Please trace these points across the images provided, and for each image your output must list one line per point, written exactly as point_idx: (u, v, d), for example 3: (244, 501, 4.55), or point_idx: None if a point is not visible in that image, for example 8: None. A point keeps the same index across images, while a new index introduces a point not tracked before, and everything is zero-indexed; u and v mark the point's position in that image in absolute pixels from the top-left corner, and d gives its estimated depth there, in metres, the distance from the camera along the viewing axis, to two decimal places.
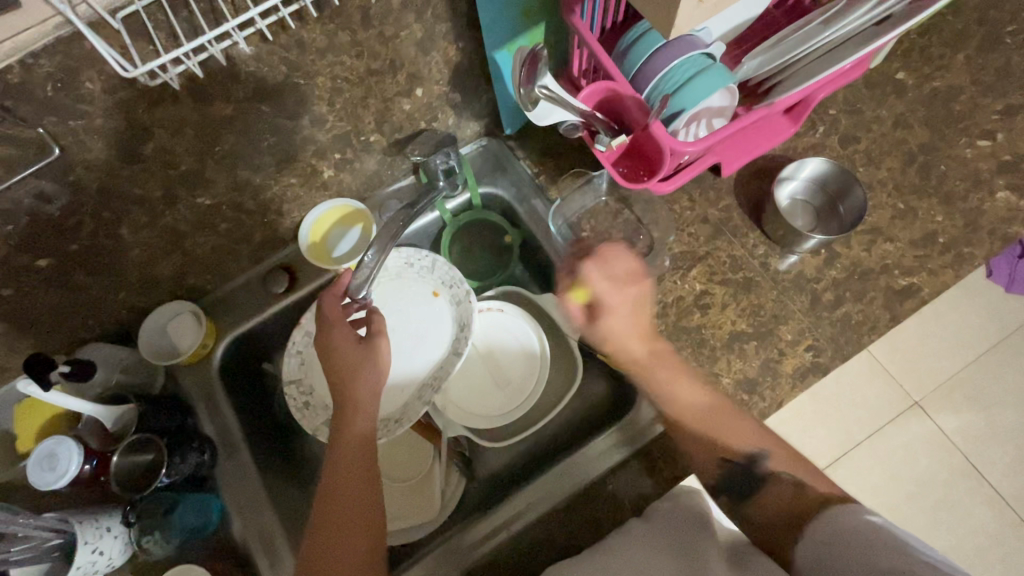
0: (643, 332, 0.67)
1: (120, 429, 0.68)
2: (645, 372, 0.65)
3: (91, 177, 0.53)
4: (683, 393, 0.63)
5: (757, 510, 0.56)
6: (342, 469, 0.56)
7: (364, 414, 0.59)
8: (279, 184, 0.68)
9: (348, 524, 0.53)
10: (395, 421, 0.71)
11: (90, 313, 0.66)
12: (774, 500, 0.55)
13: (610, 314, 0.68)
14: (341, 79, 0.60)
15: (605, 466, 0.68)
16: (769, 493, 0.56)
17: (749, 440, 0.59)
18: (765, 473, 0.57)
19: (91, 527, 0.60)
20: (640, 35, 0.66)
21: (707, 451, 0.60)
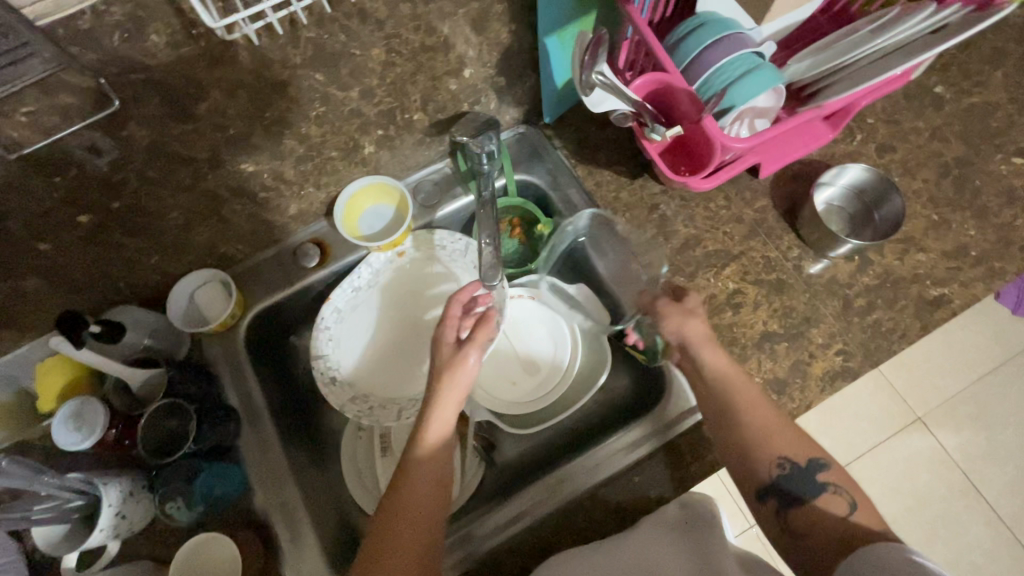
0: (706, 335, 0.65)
1: (148, 393, 0.67)
2: (719, 366, 0.63)
3: (142, 134, 0.53)
4: (756, 397, 0.61)
5: (801, 519, 0.56)
6: (411, 478, 0.55)
7: (444, 421, 0.58)
8: (321, 156, 0.67)
9: (409, 523, 0.53)
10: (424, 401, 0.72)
11: (122, 276, 0.66)
12: (825, 512, 0.55)
13: (682, 316, 0.67)
14: (395, 53, 0.60)
15: (631, 458, 0.68)
16: (822, 499, 0.56)
17: (813, 449, 0.59)
18: (822, 482, 0.57)
19: (114, 490, 0.59)
20: (692, 29, 0.66)
21: (768, 452, 0.58)
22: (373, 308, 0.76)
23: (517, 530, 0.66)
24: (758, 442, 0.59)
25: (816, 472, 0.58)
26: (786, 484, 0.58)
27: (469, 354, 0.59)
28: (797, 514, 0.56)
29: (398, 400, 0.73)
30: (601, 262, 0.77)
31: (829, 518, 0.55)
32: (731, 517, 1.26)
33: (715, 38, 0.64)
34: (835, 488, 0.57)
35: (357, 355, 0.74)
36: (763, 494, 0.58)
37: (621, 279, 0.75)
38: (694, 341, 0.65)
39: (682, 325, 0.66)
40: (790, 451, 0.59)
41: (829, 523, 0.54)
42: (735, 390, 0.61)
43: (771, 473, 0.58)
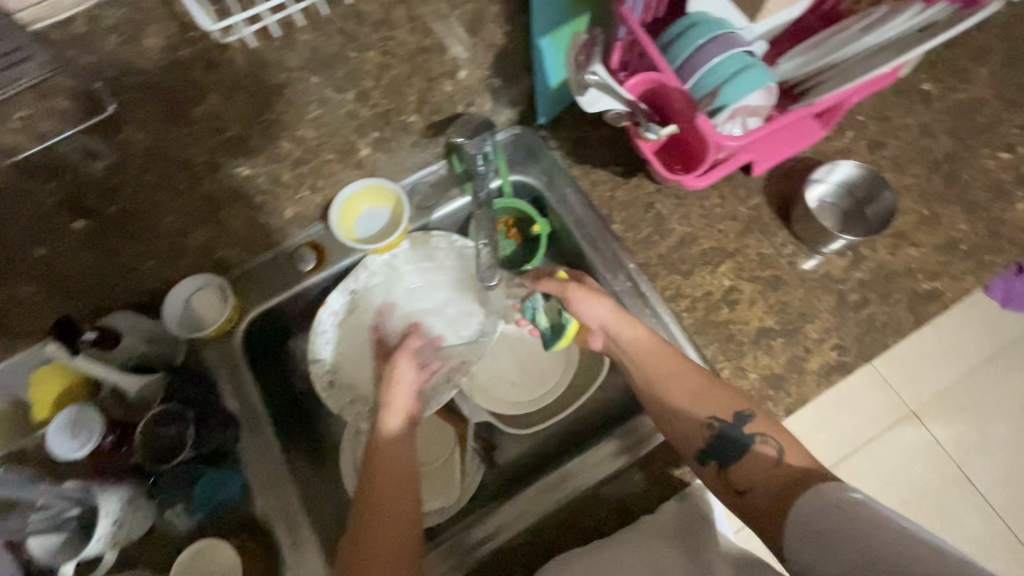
0: (616, 312, 0.66)
1: (144, 399, 0.66)
2: (634, 346, 0.65)
3: (139, 138, 0.52)
4: (678, 362, 0.63)
5: (744, 475, 0.57)
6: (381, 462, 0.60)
7: (399, 410, 0.64)
8: (317, 159, 0.67)
9: (387, 502, 0.57)
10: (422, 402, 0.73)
11: (118, 282, 0.65)
12: (758, 466, 0.57)
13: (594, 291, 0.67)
14: (391, 55, 0.60)
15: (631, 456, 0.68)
16: (753, 454, 0.58)
17: (737, 405, 0.60)
18: (749, 435, 0.59)
19: (112, 498, 0.59)
20: (685, 29, 0.67)
21: (693, 420, 0.60)
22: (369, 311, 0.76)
23: (520, 531, 0.66)
24: (678, 414, 0.61)
25: (744, 428, 0.59)
26: (719, 444, 0.59)
27: (403, 363, 0.67)
28: (736, 475, 0.58)
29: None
30: (598, 261, 0.77)
31: (763, 469, 0.57)
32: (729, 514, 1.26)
33: (707, 37, 0.65)
34: (765, 438, 0.58)
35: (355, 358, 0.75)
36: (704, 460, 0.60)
37: (618, 278, 0.75)
38: (610, 321, 0.67)
39: (586, 303, 0.67)
40: (715, 412, 0.60)
41: (761, 476, 0.56)
42: (650, 364, 0.64)
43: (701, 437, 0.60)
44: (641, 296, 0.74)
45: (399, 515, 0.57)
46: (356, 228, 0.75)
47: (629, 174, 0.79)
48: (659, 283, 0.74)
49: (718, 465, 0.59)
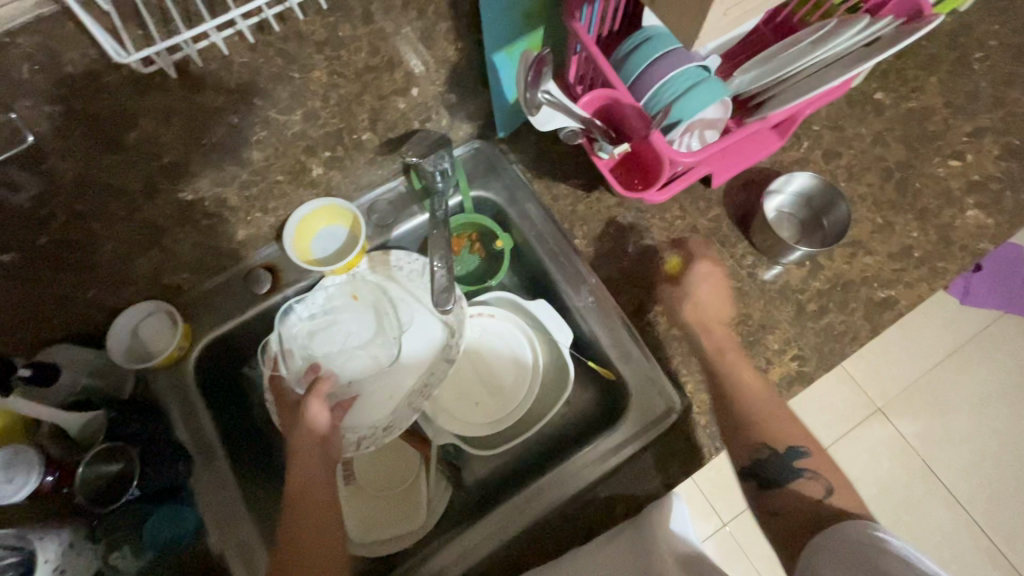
0: (686, 327, 0.69)
1: (85, 438, 0.64)
2: (734, 369, 0.66)
3: (67, 167, 0.50)
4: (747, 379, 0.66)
5: (779, 499, 0.60)
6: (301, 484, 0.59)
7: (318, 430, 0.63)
8: (266, 180, 0.65)
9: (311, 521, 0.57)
10: (383, 429, 0.71)
11: (56, 313, 0.62)
12: (797, 495, 0.59)
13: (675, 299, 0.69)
14: (338, 74, 0.59)
15: (592, 474, 0.68)
16: (796, 483, 0.60)
17: (797, 434, 0.63)
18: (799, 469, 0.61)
19: (52, 544, 0.55)
20: (639, 43, 0.67)
21: (750, 435, 0.63)
22: (327, 334, 0.73)
23: (484, 555, 0.65)
24: (736, 427, 0.64)
25: (794, 461, 0.62)
26: (765, 465, 0.62)
27: (313, 407, 0.64)
28: (779, 500, 0.60)
29: (360, 429, 0.71)
30: (560, 275, 0.76)
31: (798, 497, 0.59)
32: (704, 517, 1.27)
33: (660, 53, 0.65)
34: (813, 472, 0.61)
35: None
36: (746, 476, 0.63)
37: (581, 293, 0.75)
38: (696, 323, 0.69)
39: (694, 291, 0.70)
40: (766, 436, 0.63)
41: (799, 502, 0.59)
42: (728, 378, 0.65)
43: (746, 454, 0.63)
44: (604, 311, 0.74)
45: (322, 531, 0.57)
46: (314, 244, 0.74)
47: (590, 187, 0.78)
48: (622, 297, 0.74)
49: (758, 484, 0.62)
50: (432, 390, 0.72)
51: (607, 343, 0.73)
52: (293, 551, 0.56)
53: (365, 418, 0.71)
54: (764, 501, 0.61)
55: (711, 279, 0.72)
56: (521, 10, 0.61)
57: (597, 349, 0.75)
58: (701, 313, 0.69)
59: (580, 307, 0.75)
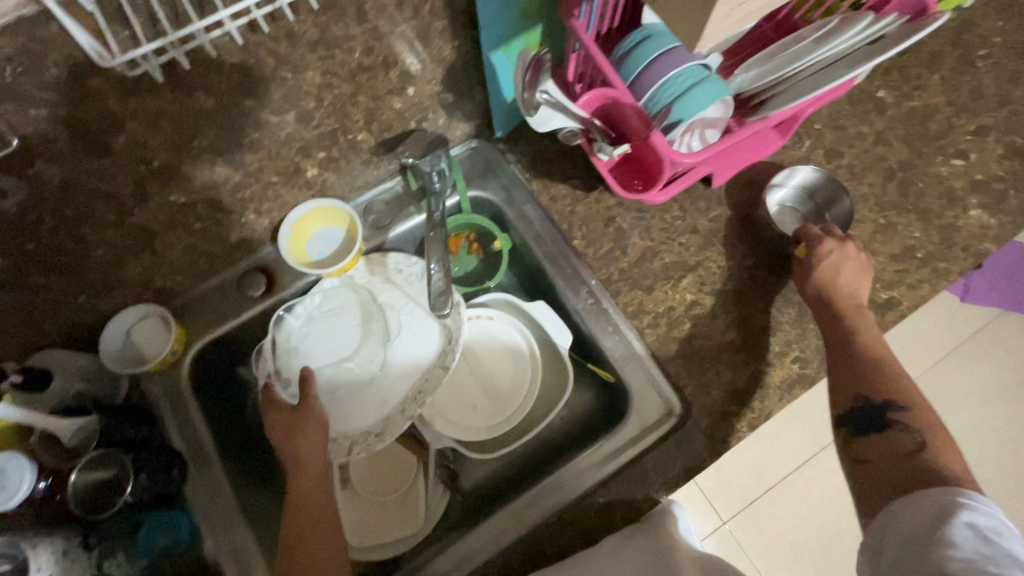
0: (860, 304, 0.68)
1: (78, 445, 0.61)
2: (858, 338, 0.66)
3: (53, 171, 0.49)
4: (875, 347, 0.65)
5: (870, 447, 0.61)
6: (300, 468, 0.61)
7: (317, 417, 0.64)
8: (259, 181, 0.64)
9: (310, 504, 0.59)
10: (375, 435, 0.70)
11: (47, 318, 0.61)
12: (887, 449, 0.60)
13: (836, 267, 0.67)
14: (332, 75, 0.57)
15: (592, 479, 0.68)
16: (891, 437, 0.61)
17: (914, 400, 0.62)
18: (896, 422, 0.61)
19: (44, 552, 0.54)
20: (638, 42, 0.66)
21: (852, 388, 0.64)
22: (324, 337, 0.72)
23: (481, 560, 0.65)
24: (843, 380, 0.65)
25: (890, 415, 0.61)
26: (867, 415, 0.63)
27: (312, 405, 0.64)
28: (864, 444, 0.62)
29: (351, 434, 0.70)
30: (559, 276, 0.75)
31: (893, 452, 0.60)
32: (704, 515, 1.26)
33: (662, 51, 0.63)
34: (915, 433, 0.60)
35: None
36: (841, 424, 0.64)
37: (580, 295, 0.74)
38: (827, 291, 0.67)
39: (840, 272, 0.67)
40: (871, 390, 0.63)
41: (885, 451, 0.60)
42: (847, 342, 0.66)
43: (847, 405, 0.64)
44: (603, 314, 0.73)
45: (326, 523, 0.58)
46: (311, 245, 0.73)
47: (588, 187, 0.77)
48: (621, 299, 0.73)
49: (849, 432, 0.63)
50: (426, 399, 0.71)
51: (607, 345, 0.72)
52: (297, 539, 0.57)
53: (358, 423, 0.71)
54: (853, 446, 0.62)
55: (851, 261, 0.69)
56: (518, 8, 0.60)
57: (596, 351, 0.74)
58: (830, 284, 0.67)
59: (580, 309, 0.74)
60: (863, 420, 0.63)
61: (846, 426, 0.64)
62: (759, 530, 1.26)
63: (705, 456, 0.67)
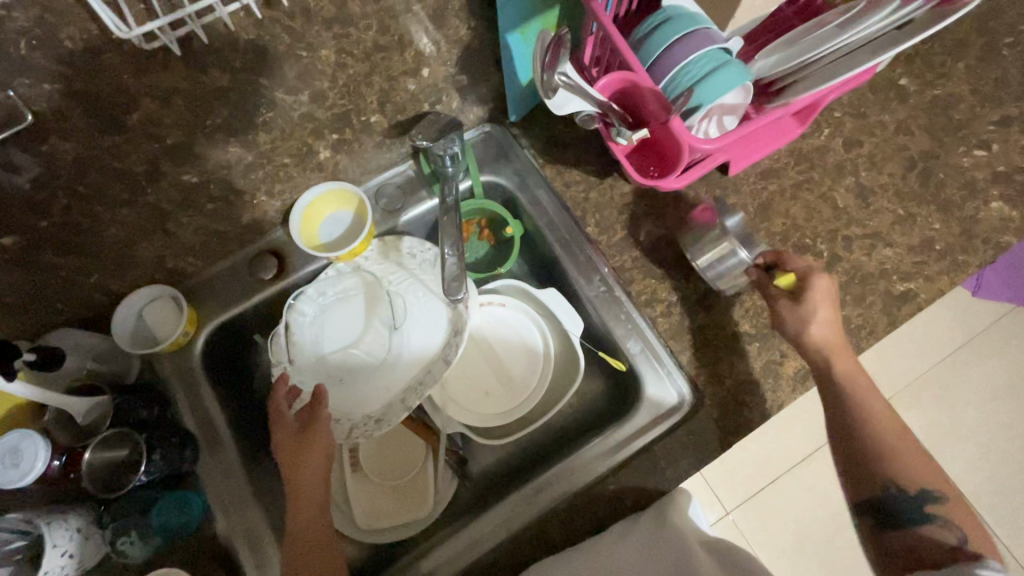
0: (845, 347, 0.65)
1: (93, 423, 0.62)
2: (863, 405, 0.64)
3: (67, 147, 0.49)
4: (879, 407, 0.65)
5: (903, 539, 0.59)
6: (303, 494, 0.61)
7: (323, 437, 0.64)
8: (272, 162, 0.63)
9: (315, 530, 0.59)
10: (375, 421, 0.70)
11: (60, 296, 0.61)
12: (926, 541, 0.58)
13: (812, 310, 0.65)
14: (345, 53, 0.56)
15: (601, 467, 0.67)
16: (928, 530, 0.59)
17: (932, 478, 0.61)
18: (933, 515, 0.59)
19: (60, 528, 0.55)
20: (658, 24, 0.64)
21: (880, 471, 0.62)
22: (337, 319, 0.72)
23: (491, 545, 0.65)
24: (863, 461, 0.63)
25: (927, 507, 0.60)
26: (895, 503, 0.61)
27: (320, 417, 0.64)
28: (894, 535, 0.60)
29: (354, 417, 0.70)
30: (572, 265, 0.74)
31: (932, 543, 0.58)
32: (709, 505, 1.27)
33: (681, 34, 0.62)
34: (946, 521, 0.59)
35: (317, 363, 0.71)
36: (864, 513, 0.62)
37: (593, 283, 0.73)
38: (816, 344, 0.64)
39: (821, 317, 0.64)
40: (893, 476, 0.61)
41: (922, 541, 0.58)
42: (858, 416, 0.64)
43: (874, 490, 0.62)
44: (616, 302, 0.72)
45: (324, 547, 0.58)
46: (326, 227, 0.72)
47: (603, 173, 0.76)
48: (634, 287, 0.72)
49: (876, 522, 0.61)
50: (425, 390, 0.70)
51: (619, 333, 0.72)
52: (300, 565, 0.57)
53: (362, 407, 0.70)
54: (883, 536, 0.60)
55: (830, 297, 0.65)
56: None
57: (608, 339, 0.73)
58: (820, 334, 0.64)
59: (592, 297, 0.73)
60: (894, 509, 0.61)
61: (869, 517, 0.62)
62: (763, 521, 1.26)
63: (716, 446, 0.67)
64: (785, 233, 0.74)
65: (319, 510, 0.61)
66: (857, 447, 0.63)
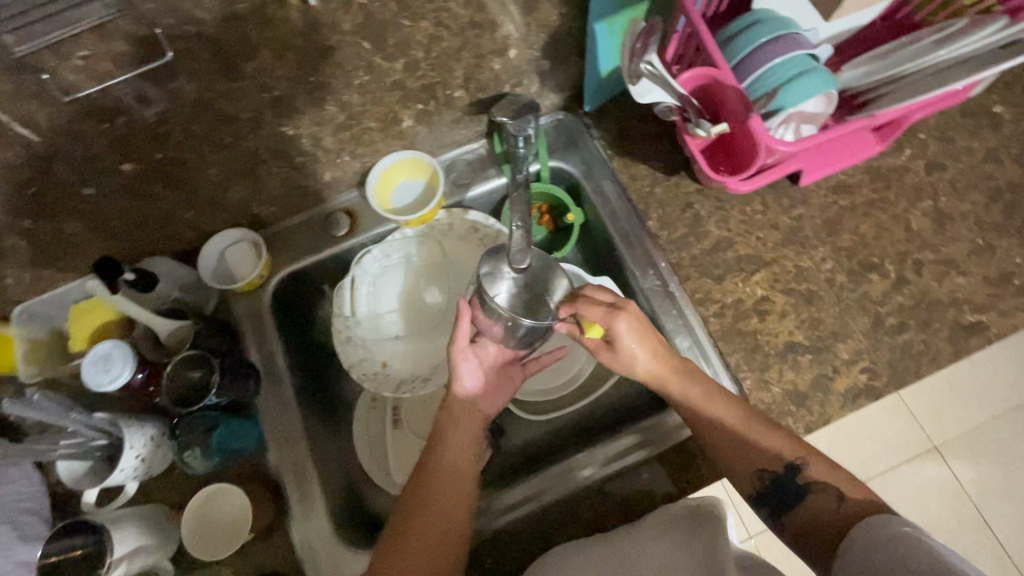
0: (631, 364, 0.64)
1: (174, 343, 0.69)
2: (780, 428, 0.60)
3: (191, 88, 0.54)
4: (728, 417, 0.61)
5: (796, 520, 0.56)
6: (449, 456, 0.63)
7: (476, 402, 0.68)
8: (359, 125, 0.67)
9: (446, 497, 0.60)
10: (422, 380, 0.73)
11: (160, 227, 0.67)
12: (813, 513, 0.55)
13: (624, 355, 0.64)
14: (442, 28, 0.60)
15: (632, 460, 0.67)
16: (809, 503, 0.56)
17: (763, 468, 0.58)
18: (798, 483, 0.57)
19: (137, 433, 0.62)
20: (746, 26, 0.65)
21: (746, 464, 0.59)
22: (398, 283, 0.77)
23: (522, 515, 0.66)
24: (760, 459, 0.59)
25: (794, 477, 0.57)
26: (776, 487, 0.57)
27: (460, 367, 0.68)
28: (791, 518, 0.56)
29: (401, 375, 0.74)
30: (629, 255, 0.75)
31: (823, 510, 0.54)
32: None
33: (770, 37, 0.62)
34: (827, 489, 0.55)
35: (373, 319, 0.75)
36: (755, 505, 0.59)
37: (647, 275, 0.74)
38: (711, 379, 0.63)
39: (628, 349, 0.64)
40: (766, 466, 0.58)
41: (814, 520, 0.55)
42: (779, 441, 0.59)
43: (752, 485, 0.59)
44: (669, 296, 0.73)
45: (449, 527, 0.58)
46: (396, 198, 0.77)
47: (671, 171, 0.77)
48: (689, 285, 0.72)
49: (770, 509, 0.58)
50: None
51: (668, 328, 0.72)
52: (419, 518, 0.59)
53: (411, 366, 0.74)
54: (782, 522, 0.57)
55: (638, 323, 0.63)
56: None
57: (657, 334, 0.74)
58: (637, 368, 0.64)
59: (643, 287, 0.74)
60: (771, 492, 0.58)
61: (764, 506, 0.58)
62: None
63: None
64: (851, 250, 0.73)
65: (456, 493, 0.61)
66: (757, 451, 0.59)
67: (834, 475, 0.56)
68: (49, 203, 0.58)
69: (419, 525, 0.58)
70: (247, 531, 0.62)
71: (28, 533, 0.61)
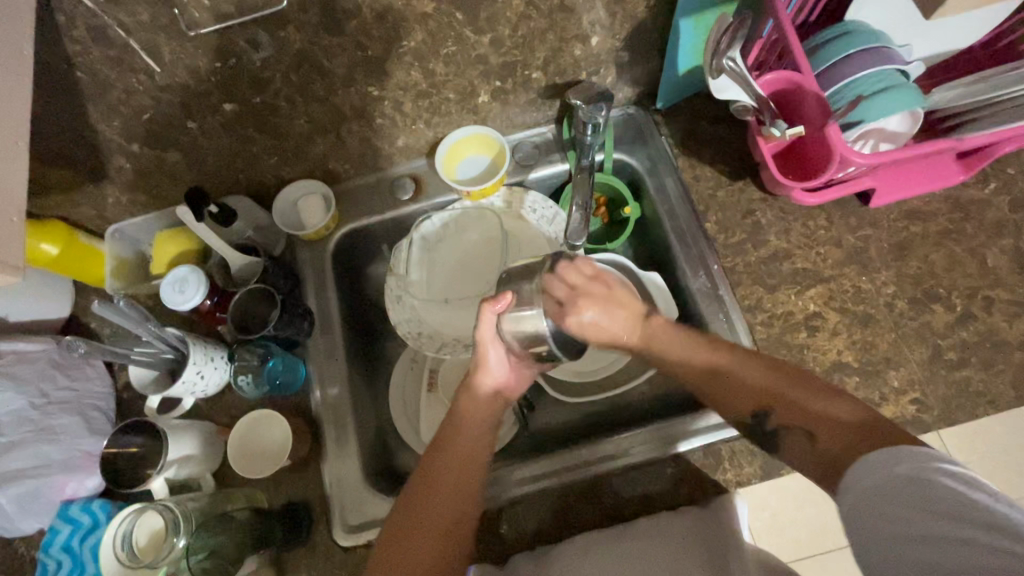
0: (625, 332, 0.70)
1: (244, 277, 0.75)
2: (752, 369, 0.61)
3: (296, 39, 0.58)
4: (722, 358, 0.62)
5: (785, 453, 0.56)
6: (457, 439, 0.64)
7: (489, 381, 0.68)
8: (439, 95, 0.70)
9: (450, 479, 0.61)
10: (463, 345, 0.76)
11: (244, 169, 0.73)
12: (799, 451, 0.55)
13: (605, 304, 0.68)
14: (532, 7, 0.62)
15: (631, 458, 0.67)
16: (786, 445, 0.56)
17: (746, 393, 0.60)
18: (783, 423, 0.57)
19: (201, 352, 0.67)
20: (836, 36, 0.64)
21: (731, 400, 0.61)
22: (453, 249, 0.79)
23: (539, 489, 0.67)
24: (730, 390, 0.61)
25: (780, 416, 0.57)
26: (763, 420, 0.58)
27: (493, 347, 0.67)
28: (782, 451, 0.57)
29: (444, 336, 0.77)
30: (681, 253, 0.75)
31: (799, 452, 0.55)
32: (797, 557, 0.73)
33: (859, 48, 0.61)
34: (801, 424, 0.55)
35: (422, 282, 0.78)
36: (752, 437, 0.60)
37: (698, 275, 0.73)
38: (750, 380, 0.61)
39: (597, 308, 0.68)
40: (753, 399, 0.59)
41: (796, 459, 0.55)
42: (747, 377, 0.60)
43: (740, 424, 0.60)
44: (717, 299, 0.72)
45: (453, 500, 0.59)
46: (462, 170, 0.79)
47: (736, 176, 0.76)
48: (738, 290, 0.72)
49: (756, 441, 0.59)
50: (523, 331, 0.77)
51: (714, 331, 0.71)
52: (432, 490, 0.60)
53: (452, 330, 0.77)
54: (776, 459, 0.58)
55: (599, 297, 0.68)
56: None
57: None
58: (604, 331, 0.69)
59: (691, 285, 0.73)
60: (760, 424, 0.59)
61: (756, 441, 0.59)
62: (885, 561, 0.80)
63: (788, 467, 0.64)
64: (917, 278, 0.70)
65: (467, 472, 0.61)
66: (718, 390, 0.62)
67: (798, 413, 0.56)
68: (156, 130, 0.63)
69: (427, 499, 0.59)
70: (286, 459, 0.66)
71: (97, 428, 0.67)
